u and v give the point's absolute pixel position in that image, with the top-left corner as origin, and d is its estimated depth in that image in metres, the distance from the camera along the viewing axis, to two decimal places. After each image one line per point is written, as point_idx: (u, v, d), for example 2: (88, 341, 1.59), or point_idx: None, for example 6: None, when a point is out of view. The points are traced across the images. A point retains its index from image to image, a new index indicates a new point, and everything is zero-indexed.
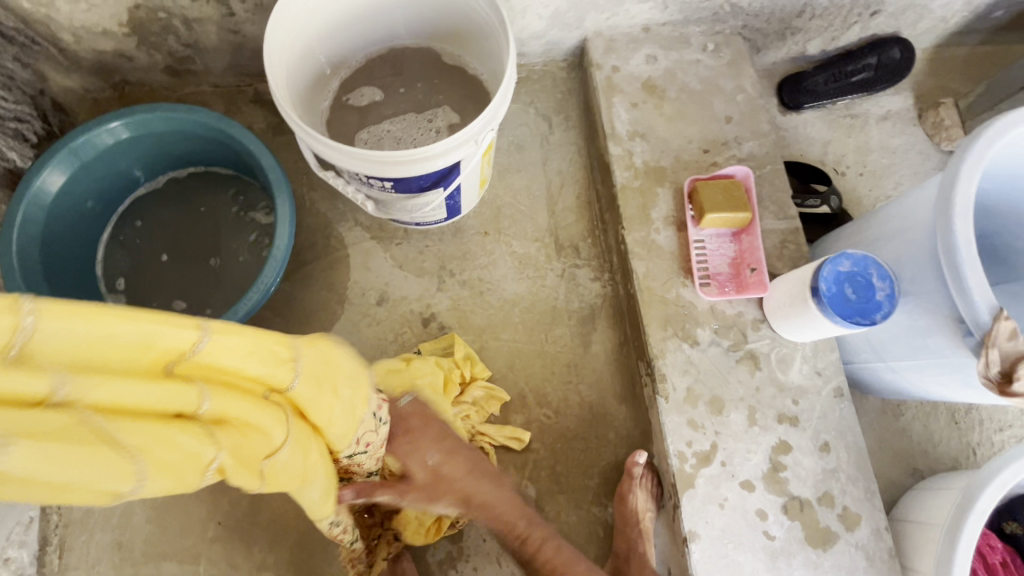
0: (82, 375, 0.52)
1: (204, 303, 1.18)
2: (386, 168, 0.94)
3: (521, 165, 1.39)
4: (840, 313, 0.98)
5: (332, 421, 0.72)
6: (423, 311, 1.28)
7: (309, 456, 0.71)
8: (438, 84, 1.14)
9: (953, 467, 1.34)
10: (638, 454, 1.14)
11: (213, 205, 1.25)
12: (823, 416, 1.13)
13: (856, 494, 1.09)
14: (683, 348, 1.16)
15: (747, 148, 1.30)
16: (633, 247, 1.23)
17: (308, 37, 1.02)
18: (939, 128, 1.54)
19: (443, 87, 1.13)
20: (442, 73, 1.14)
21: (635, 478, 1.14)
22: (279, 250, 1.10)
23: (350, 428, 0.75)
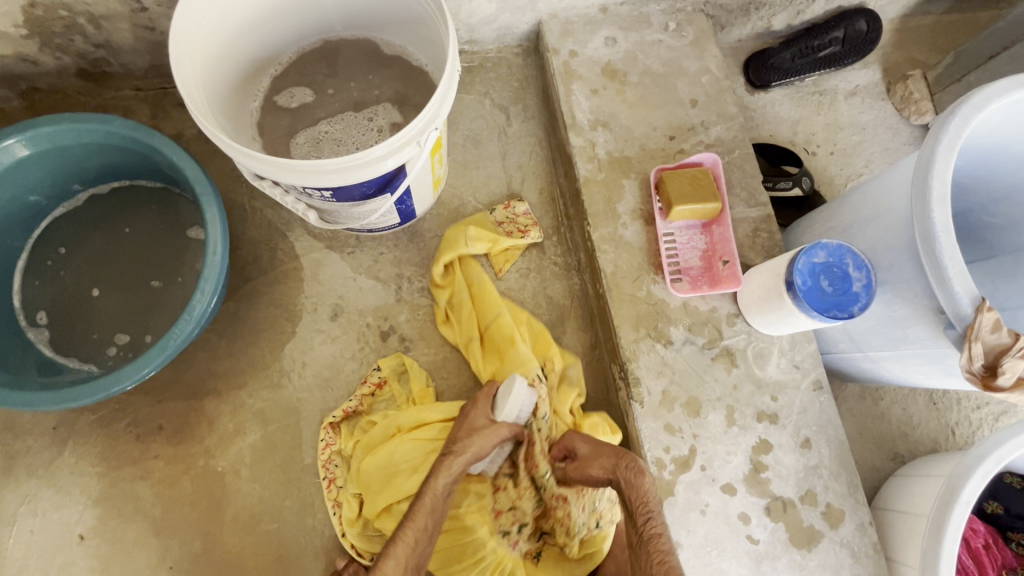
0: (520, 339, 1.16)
1: (140, 331, 1.08)
2: (323, 177, 0.85)
3: (478, 161, 1.31)
4: (815, 307, 0.93)
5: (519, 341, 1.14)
6: (381, 323, 1.20)
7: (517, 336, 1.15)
8: (378, 78, 1.04)
9: (934, 449, 1.32)
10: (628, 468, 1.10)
11: (142, 222, 1.13)
12: (803, 412, 1.09)
13: (839, 490, 1.06)
14: (657, 349, 1.11)
15: (715, 133, 1.23)
16: (600, 244, 1.16)
17: (224, 32, 0.91)
18: (908, 102, 1.49)
19: (378, 82, 1.03)
20: (381, 65, 1.05)
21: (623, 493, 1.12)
22: (214, 267, 0.99)
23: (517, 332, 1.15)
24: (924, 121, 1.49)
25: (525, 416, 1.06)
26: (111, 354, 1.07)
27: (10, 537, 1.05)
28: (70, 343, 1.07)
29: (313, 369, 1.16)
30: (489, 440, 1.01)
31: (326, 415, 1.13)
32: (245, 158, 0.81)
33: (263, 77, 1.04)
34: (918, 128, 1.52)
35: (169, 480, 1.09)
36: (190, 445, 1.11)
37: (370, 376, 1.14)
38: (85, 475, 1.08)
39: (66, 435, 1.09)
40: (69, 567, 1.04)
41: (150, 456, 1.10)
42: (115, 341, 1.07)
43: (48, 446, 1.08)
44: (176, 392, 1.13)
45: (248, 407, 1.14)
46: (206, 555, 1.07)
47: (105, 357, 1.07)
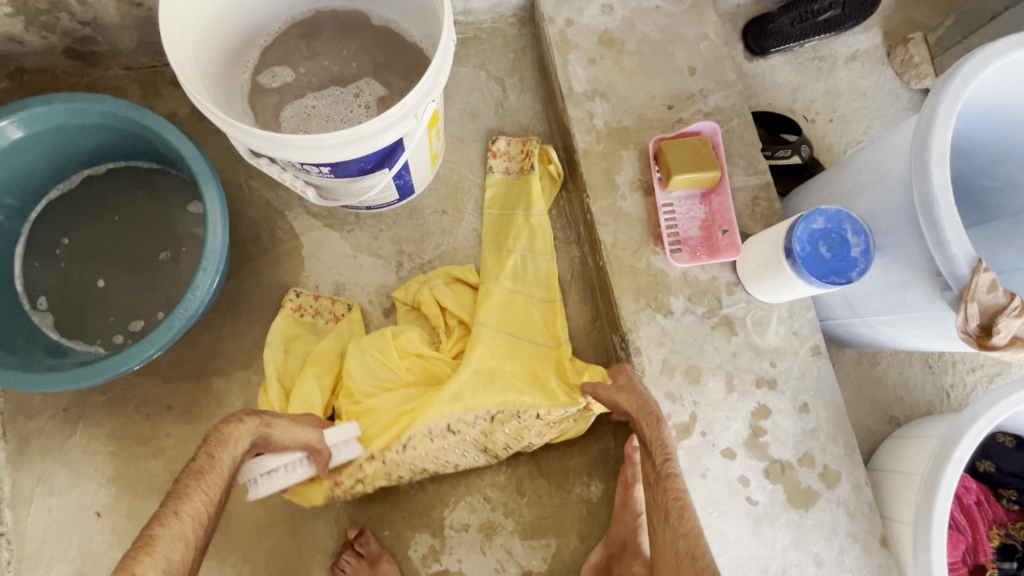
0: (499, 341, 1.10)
1: (143, 313, 1.09)
2: (324, 152, 0.84)
3: (476, 134, 1.29)
4: (814, 274, 0.94)
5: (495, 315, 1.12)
6: (383, 300, 1.20)
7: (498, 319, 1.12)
8: (356, 45, 1.03)
9: (929, 411, 1.35)
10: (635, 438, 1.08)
11: (138, 204, 1.13)
12: (801, 377, 1.11)
13: (836, 451, 1.09)
14: (657, 319, 1.12)
15: (713, 101, 1.22)
16: (599, 216, 1.16)
17: (211, 4, 0.89)
18: (909, 66, 1.48)
19: (362, 54, 1.03)
20: (356, 31, 1.04)
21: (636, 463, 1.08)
22: (213, 250, 1.00)
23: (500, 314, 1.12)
24: (924, 85, 1.48)
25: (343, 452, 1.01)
26: (114, 336, 1.08)
27: (27, 516, 1.07)
28: (75, 326, 1.08)
29: None
30: (294, 436, 0.96)
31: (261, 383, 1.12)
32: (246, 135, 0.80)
33: (254, 51, 1.02)
34: (918, 93, 1.51)
35: (180, 457, 1.11)
36: (199, 423, 1.12)
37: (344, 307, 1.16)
38: (97, 455, 1.09)
39: (76, 416, 1.10)
40: (88, 543, 1.06)
41: (160, 435, 1.11)
42: (118, 324, 1.08)
43: (59, 427, 1.10)
44: (183, 373, 1.14)
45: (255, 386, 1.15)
46: (221, 527, 1.11)
47: (110, 339, 1.07)
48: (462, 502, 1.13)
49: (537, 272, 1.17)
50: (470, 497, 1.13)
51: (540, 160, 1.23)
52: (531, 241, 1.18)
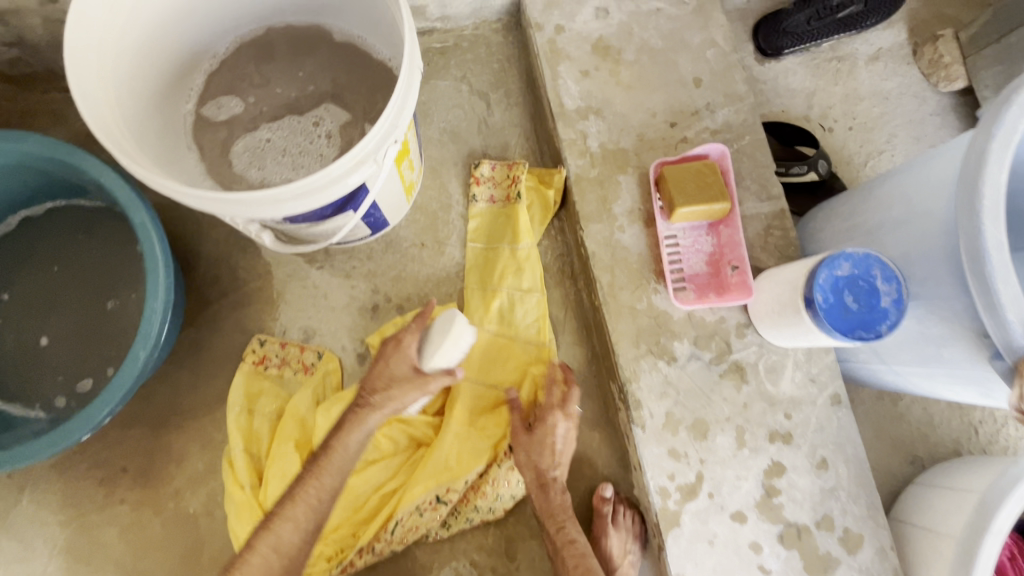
0: (482, 400, 1.02)
1: (87, 371, 0.98)
2: (273, 207, 0.72)
3: (458, 157, 1.17)
4: (839, 328, 0.82)
5: (479, 372, 1.03)
6: (357, 346, 1.09)
7: (486, 375, 1.03)
8: (312, 64, 0.90)
9: (955, 450, 1.24)
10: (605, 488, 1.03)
11: (81, 247, 1.02)
12: (820, 429, 1.00)
13: (857, 512, 0.98)
14: (659, 367, 1.01)
15: (722, 116, 1.09)
16: (594, 251, 1.04)
17: (135, 24, 0.77)
18: (937, 66, 1.34)
19: (319, 74, 0.90)
20: (310, 48, 0.91)
21: (608, 517, 1.02)
22: (155, 308, 0.88)
23: (484, 371, 1.04)
24: (953, 87, 1.34)
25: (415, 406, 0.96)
26: (56, 399, 0.97)
27: None
28: (14, 387, 0.98)
29: None
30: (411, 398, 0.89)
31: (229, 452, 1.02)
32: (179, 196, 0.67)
33: (199, 76, 0.89)
34: (947, 96, 1.37)
35: (138, 525, 1.01)
36: (158, 487, 1.03)
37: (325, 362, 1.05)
38: (46, 524, 1.00)
39: (23, 481, 1.01)
40: None
41: (116, 501, 1.02)
42: (62, 383, 0.98)
43: (5, 494, 1.01)
44: (140, 430, 1.04)
45: (218, 444, 1.05)
46: None
47: (53, 401, 0.97)
48: (447, 568, 1.03)
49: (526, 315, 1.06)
50: (456, 562, 1.04)
51: (531, 186, 1.11)
52: (521, 277, 1.07)
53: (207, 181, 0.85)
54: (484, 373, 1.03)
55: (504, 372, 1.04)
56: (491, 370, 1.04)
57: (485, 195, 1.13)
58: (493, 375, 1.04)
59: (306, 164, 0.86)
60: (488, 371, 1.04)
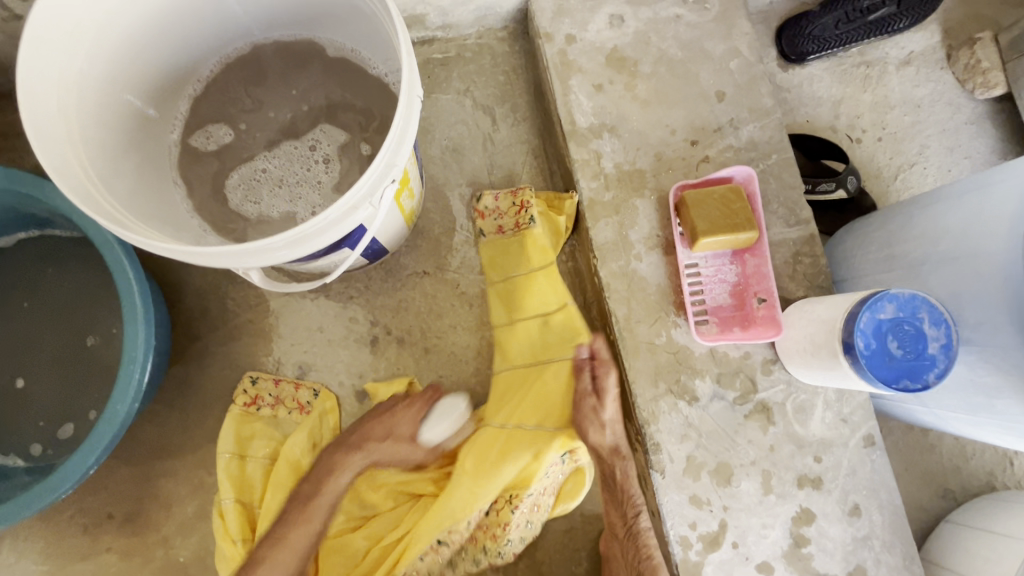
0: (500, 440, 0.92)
1: (68, 415, 0.92)
2: (262, 258, 0.65)
3: (462, 177, 1.09)
4: (881, 377, 0.74)
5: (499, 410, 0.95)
6: (356, 382, 1.03)
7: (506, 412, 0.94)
8: (306, 84, 0.82)
9: (989, 483, 1.17)
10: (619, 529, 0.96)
11: (60, 281, 0.95)
12: (851, 473, 0.93)
13: (892, 562, 0.92)
14: (679, 408, 0.94)
15: (746, 133, 1.01)
16: (609, 282, 0.97)
17: (103, 49, 0.69)
18: (974, 72, 1.25)
19: (314, 95, 0.82)
20: (301, 65, 0.83)
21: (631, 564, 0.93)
22: (134, 354, 0.81)
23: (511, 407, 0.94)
24: (991, 94, 1.25)
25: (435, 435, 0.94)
26: (33, 446, 0.91)
27: None
28: None
29: None
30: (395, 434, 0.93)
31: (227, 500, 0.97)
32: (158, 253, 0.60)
33: (185, 102, 0.82)
34: (984, 103, 1.28)
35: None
36: (146, 534, 0.97)
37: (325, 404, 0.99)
38: None
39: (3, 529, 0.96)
40: None
41: (102, 549, 0.96)
42: (43, 428, 0.91)
43: None
44: (127, 474, 0.98)
45: (209, 488, 0.99)
46: None
47: (35, 448, 0.91)
48: None
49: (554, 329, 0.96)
50: None
51: (541, 211, 1.02)
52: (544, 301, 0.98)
53: (195, 220, 0.78)
54: (515, 409, 0.93)
55: (534, 406, 0.93)
56: (523, 407, 0.94)
57: (493, 225, 1.04)
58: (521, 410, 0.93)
59: (301, 195, 0.79)
60: (514, 406, 0.94)
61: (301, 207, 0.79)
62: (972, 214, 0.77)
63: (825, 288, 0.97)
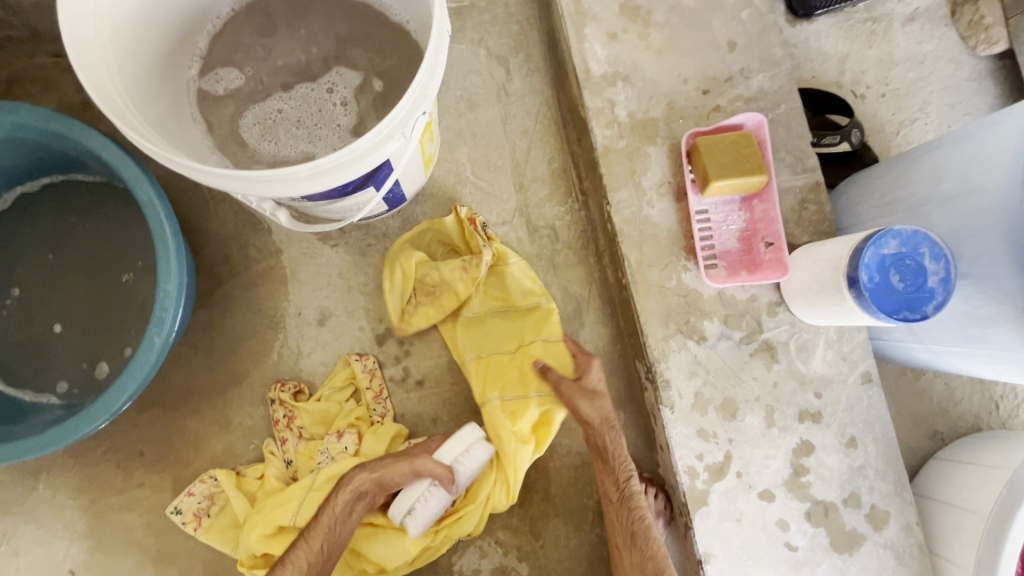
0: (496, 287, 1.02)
1: (101, 355, 0.95)
2: (294, 185, 0.68)
3: (476, 127, 1.11)
4: (883, 308, 0.79)
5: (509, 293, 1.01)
6: (375, 326, 1.06)
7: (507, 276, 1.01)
8: (323, 26, 0.83)
9: (975, 425, 1.23)
10: None
11: (89, 227, 0.97)
12: (849, 408, 0.99)
13: (885, 490, 0.98)
14: (688, 347, 0.98)
15: (756, 83, 1.03)
16: (623, 227, 1.00)
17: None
18: (977, 28, 1.27)
19: (320, 37, 0.82)
20: (313, 6, 0.83)
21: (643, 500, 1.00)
22: (167, 289, 0.84)
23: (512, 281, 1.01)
24: (993, 51, 1.27)
25: (465, 467, 0.90)
26: (61, 384, 0.94)
27: None
28: (20, 372, 0.95)
29: (300, 377, 1.03)
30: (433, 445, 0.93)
31: (264, 443, 1.01)
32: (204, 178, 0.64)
33: (202, 40, 0.82)
34: (985, 60, 1.30)
35: (157, 508, 1.00)
36: (176, 470, 1.01)
37: (367, 361, 1.02)
38: (66, 508, 0.99)
39: (38, 465, 1.00)
40: None
41: (134, 485, 1.00)
42: (77, 367, 0.94)
43: (22, 478, 1.00)
44: (154, 414, 1.02)
45: (234, 428, 1.02)
46: None
47: (62, 385, 0.94)
48: (471, 547, 1.04)
49: (520, 285, 1.00)
50: (481, 541, 1.04)
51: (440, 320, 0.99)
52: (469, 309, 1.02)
53: (216, 157, 0.80)
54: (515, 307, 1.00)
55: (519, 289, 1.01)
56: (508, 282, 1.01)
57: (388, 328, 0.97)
58: (515, 285, 1.01)
59: (324, 138, 0.81)
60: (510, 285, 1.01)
61: (319, 146, 0.81)
62: (972, 154, 0.81)
63: (829, 233, 1.01)
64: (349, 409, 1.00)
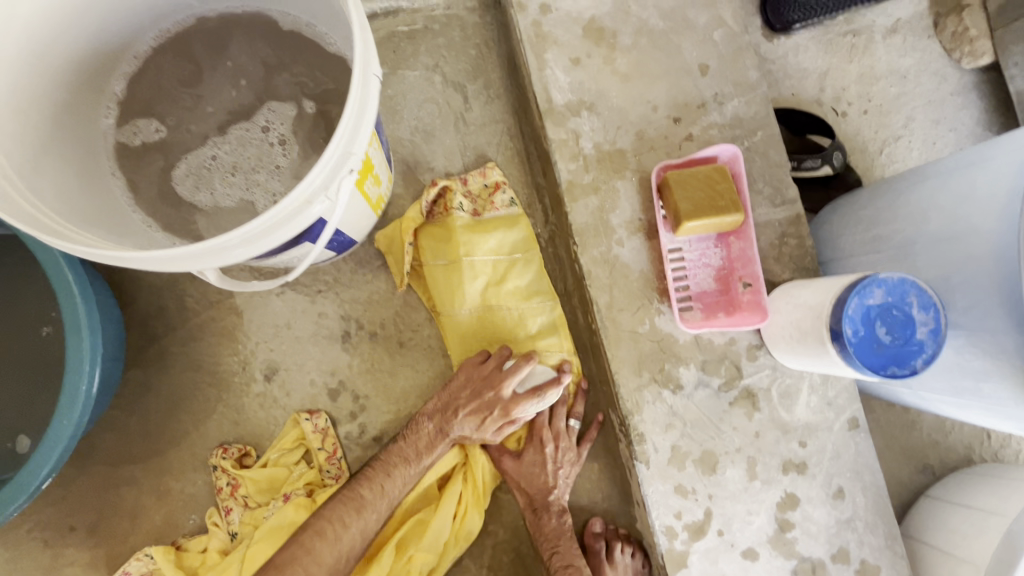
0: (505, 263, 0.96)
1: (21, 427, 0.86)
2: (213, 258, 0.59)
3: (433, 160, 1.03)
4: (869, 365, 0.72)
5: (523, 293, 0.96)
6: (328, 380, 0.97)
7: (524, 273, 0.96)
8: (251, 64, 0.75)
9: (968, 456, 1.17)
10: (595, 521, 0.99)
11: (5, 284, 0.88)
12: (836, 457, 0.92)
13: (875, 543, 0.92)
14: (663, 397, 0.92)
15: (731, 109, 0.96)
16: (591, 269, 0.93)
17: (11, 23, 0.62)
18: (961, 40, 1.21)
19: (244, 75, 0.75)
20: (238, 41, 0.75)
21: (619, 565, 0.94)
22: (82, 360, 0.80)
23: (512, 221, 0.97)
24: (978, 64, 1.21)
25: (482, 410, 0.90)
26: None
27: None
28: None
29: (246, 438, 0.95)
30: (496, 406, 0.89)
31: (206, 513, 0.93)
32: (105, 263, 0.54)
33: (119, 82, 0.75)
34: (971, 72, 1.24)
35: None
36: (111, 546, 0.93)
37: (318, 420, 0.94)
38: None
39: None
40: None
41: (66, 563, 0.92)
42: None
43: None
44: (87, 484, 0.94)
45: (176, 496, 0.94)
46: None
47: None
48: None
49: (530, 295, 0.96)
50: None
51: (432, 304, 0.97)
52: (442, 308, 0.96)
53: (135, 214, 0.72)
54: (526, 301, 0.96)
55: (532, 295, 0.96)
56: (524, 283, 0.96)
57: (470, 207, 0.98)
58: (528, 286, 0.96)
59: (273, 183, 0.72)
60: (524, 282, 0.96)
61: (260, 193, 0.72)
62: (962, 193, 0.74)
63: (811, 269, 0.94)
64: (296, 474, 0.91)
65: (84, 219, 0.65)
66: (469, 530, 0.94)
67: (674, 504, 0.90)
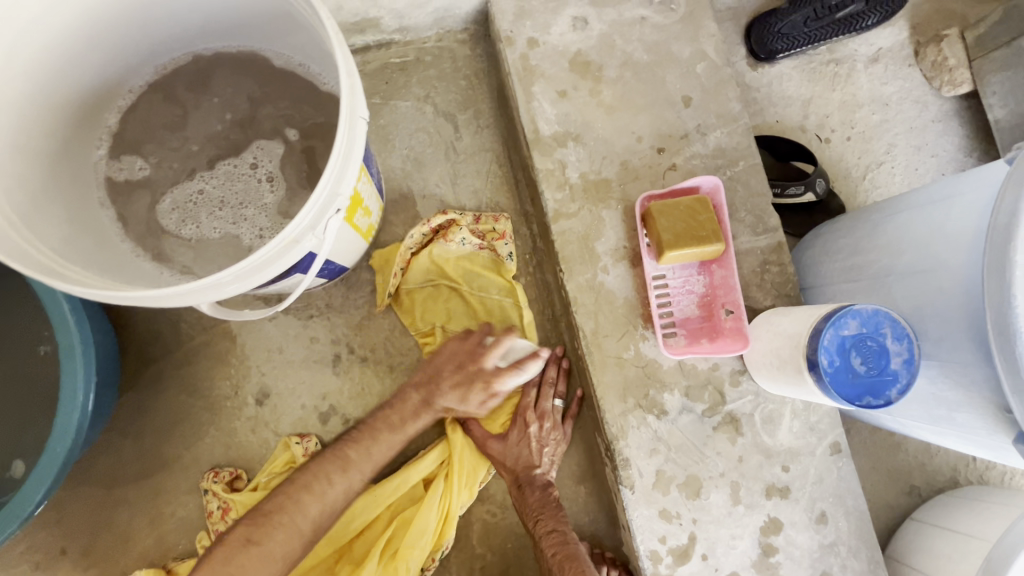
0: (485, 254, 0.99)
1: (15, 451, 0.87)
2: (204, 294, 0.61)
3: (424, 187, 1.05)
4: (844, 395, 0.74)
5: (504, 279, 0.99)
6: (318, 404, 0.99)
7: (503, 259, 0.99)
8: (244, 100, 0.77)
9: (953, 477, 1.18)
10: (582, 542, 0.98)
11: (1, 308, 0.90)
12: (818, 482, 0.94)
13: (857, 567, 0.93)
14: (648, 423, 0.93)
15: (713, 140, 0.99)
16: (577, 295, 0.95)
17: (9, 65, 0.64)
18: (941, 69, 1.24)
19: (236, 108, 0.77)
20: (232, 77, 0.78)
21: None
22: (74, 389, 0.81)
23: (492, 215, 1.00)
24: (958, 92, 1.24)
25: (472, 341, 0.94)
26: None
27: None
28: None
29: (237, 462, 0.97)
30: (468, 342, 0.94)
31: (197, 536, 0.94)
32: (100, 301, 0.56)
33: (113, 116, 0.77)
34: (951, 99, 1.27)
35: None
36: (103, 569, 0.94)
37: (308, 443, 0.95)
38: None
39: None
40: None
41: None
42: None
43: None
44: (80, 508, 0.95)
45: (167, 519, 0.96)
46: None
47: None
48: None
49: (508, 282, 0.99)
50: None
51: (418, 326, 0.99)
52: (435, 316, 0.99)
53: (130, 246, 0.74)
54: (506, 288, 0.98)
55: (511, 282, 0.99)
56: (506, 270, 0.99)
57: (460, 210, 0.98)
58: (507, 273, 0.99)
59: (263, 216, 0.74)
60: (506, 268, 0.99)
61: (246, 227, 0.74)
62: (935, 227, 0.76)
63: (793, 296, 0.97)
64: None
65: (82, 253, 0.67)
66: (456, 512, 0.95)
67: (659, 529, 0.92)
